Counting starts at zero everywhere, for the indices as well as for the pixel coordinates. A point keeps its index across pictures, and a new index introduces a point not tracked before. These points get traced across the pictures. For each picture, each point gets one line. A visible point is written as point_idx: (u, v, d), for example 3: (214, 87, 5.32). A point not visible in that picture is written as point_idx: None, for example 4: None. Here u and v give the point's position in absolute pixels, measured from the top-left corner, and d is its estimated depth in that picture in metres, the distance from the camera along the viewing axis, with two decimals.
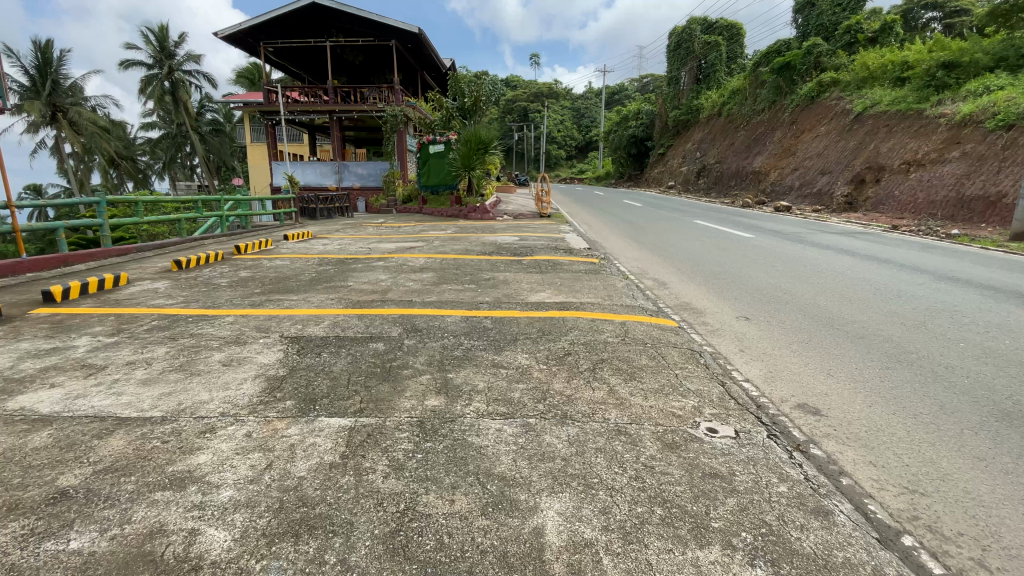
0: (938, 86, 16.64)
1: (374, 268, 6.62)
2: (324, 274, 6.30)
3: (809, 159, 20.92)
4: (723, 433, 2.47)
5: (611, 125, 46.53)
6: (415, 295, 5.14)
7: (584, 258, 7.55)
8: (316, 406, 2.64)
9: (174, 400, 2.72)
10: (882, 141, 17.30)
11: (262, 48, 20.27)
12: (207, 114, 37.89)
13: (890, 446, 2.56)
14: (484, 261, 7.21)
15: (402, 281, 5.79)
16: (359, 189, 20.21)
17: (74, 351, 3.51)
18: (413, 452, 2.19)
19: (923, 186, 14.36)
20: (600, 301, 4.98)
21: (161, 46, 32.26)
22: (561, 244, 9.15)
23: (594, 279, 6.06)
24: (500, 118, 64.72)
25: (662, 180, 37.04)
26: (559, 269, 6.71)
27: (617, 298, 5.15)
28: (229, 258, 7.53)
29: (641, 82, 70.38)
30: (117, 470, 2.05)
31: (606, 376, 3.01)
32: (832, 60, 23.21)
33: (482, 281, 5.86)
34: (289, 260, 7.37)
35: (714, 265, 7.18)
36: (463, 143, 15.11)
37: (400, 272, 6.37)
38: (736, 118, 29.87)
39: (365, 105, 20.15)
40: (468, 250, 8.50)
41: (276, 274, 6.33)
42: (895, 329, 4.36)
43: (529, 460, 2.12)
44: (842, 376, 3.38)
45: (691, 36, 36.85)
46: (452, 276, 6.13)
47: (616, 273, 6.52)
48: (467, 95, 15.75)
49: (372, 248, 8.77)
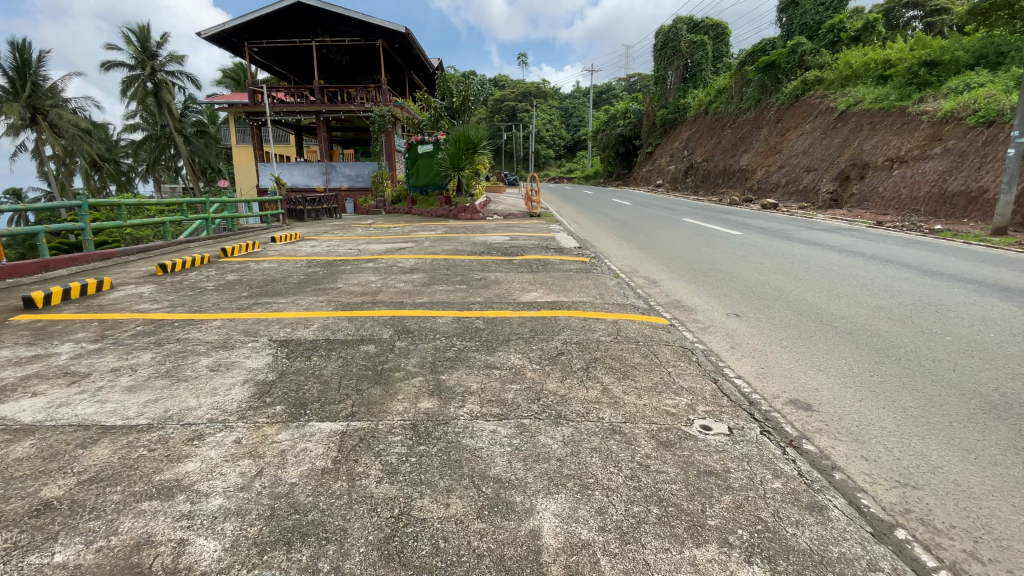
0: (920, 84, 16.94)
1: (364, 270, 6.57)
2: (313, 276, 6.23)
3: (795, 156, 21.16)
4: (716, 430, 2.47)
5: (599, 125, 46.81)
6: (406, 296, 5.11)
7: (575, 257, 7.56)
8: (307, 410, 2.60)
9: (160, 407, 2.68)
10: (866, 139, 17.56)
11: (247, 48, 20.04)
12: (191, 116, 37.59)
13: (882, 440, 2.58)
14: (475, 261, 7.19)
15: (392, 282, 5.76)
16: (347, 190, 20.06)
17: (57, 358, 3.43)
18: (406, 456, 2.16)
19: (907, 183, 14.62)
20: (591, 300, 4.97)
21: (143, 46, 31.79)
22: (551, 243, 9.15)
23: (583, 277, 6.08)
24: (488, 119, 64.81)
25: (650, 179, 37.26)
26: (550, 268, 6.71)
27: (608, 296, 5.14)
28: (216, 261, 7.42)
29: (628, 82, 70.95)
30: (102, 480, 2.00)
31: (599, 375, 3.01)
32: (815, 58, 23.55)
33: (473, 281, 5.83)
34: (276, 262, 7.28)
35: (703, 263, 7.20)
36: (451, 142, 15.02)
37: (390, 273, 6.32)
38: (723, 116, 30.15)
39: (353, 106, 20.01)
40: (458, 250, 8.50)
41: (264, 277, 6.26)
42: (884, 323, 4.41)
43: (524, 462, 2.10)
44: (832, 371, 3.41)
45: (677, 36, 37.15)
46: (443, 276, 6.10)
47: (606, 272, 6.51)
48: (456, 95, 15.71)
49: (361, 249, 8.69)
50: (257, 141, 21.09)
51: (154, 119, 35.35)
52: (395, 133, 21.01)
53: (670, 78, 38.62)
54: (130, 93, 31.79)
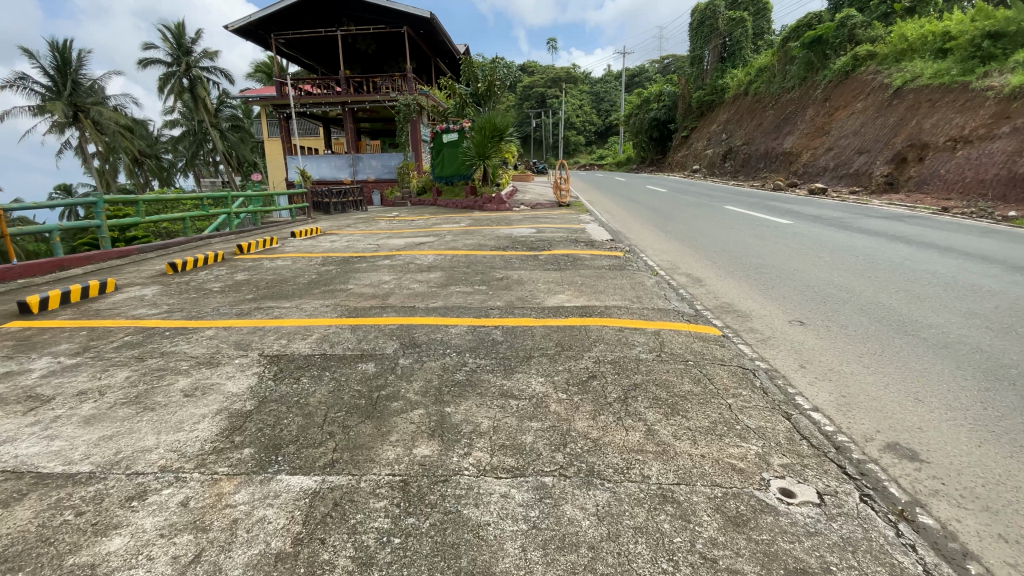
0: (984, 58, 15.52)
1: (378, 268, 6.10)
2: (325, 275, 5.80)
3: (845, 137, 19.68)
4: (800, 498, 1.86)
5: (632, 109, 45.35)
6: (419, 299, 4.58)
7: (607, 252, 6.92)
8: (279, 456, 2.13)
9: (112, 448, 2.29)
10: (925, 118, 16.11)
11: (274, 40, 19.93)
12: (225, 110, 38.31)
13: (1021, 509, 1.92)
14: (499, 257, 6.63)
15: (406, 283, 5.25)
16: (374, 182, 19.83)
17: (26, 378, 3.10)
18: (388, 535, 1.64)
19: (971, 164, 13.27)
20: (626, 305, 4.34)
21: (178, 42, 32.36)
22: (581, 235, 8.49)
23: (617, 275, 5.47)
24: (517, 106, 63.99)
25: (686, 164, 35.78)
26: (579, 265, 6.08)
27: (646, 300, 4.49)
28: (230, 258, 7.13)
29: (662, 64, 68.72)
30: (4, 563, 1.62)
31: (642, 411, 2.41)
32: (867, 31, 21.81)
33: (494, 281, 5.26)
34: (290, 259, 6.91)
35: (754, 258, 6.43)
36: (476, 130, 14.44)
37: (406, 272, 5.83)
38: (765, 97, 28.49)
39: (379, 96, 19.68)
40: (482, 244, 7.95)
41: (274, 276, 5.87)
42: (983, 334, 3.64)
43: (544, 551, 1.56)
44: (933, 403, 2.71)
45: (715, 13, 35.37)
46: (461, 275, 5.58)
47: (644, 269, 5.84)
48: (480, 80, 15.14)
49: (380, 244, 8.25)
50: (285, 134, 21.02)
51: (191, 115, 36.15)
52: (421, 123, 20.58)
53: (707, 58, 36.81)
54: (167, 89, 32.59)
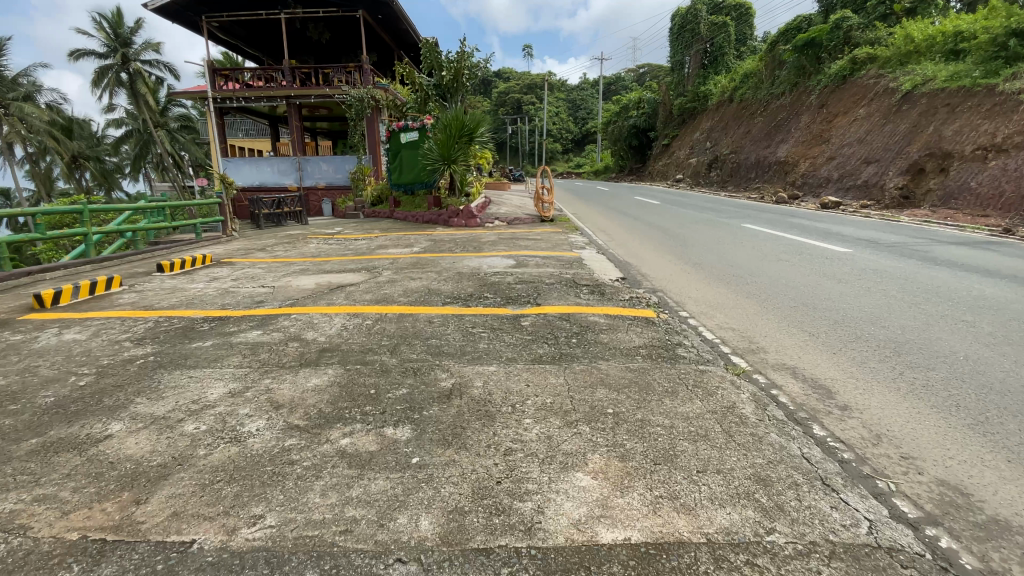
0: (1010, 58, 13.76)
1: (230, 355, 3.33)
2: (114, 379, 3.03)
3: (849, 146, 17.68)
4: None
5: (609, 116, 43.44)
6: (224, 500, 1.83)
7: (632, 311, 4.28)
8: None
9: None
10: (944, 123, 14.20)
11: (205, 23, 16.84)
12: (175, 109, 34.74)
13: None
14: (452, 322, 3.93)
15: (245, 413, 2.49)
16: (324, 189, 16.90)
17: None
18: None
19: (1013, 175, 11.37)
20: (756, 529, 1.67)
21: (115, 33, 28.73)
22: (581, 273, 5.87)
23: (674, 382, 2.80)
24: (491, 112, 61.82)
25: (668, 173, 33.89)
26: (597, 345, 3.43)
27: (792, 502, 1.82)
28: (12, 321, 4.34)
29: (637, 73, 67.97)
30: None
31: None
32: (866, 33, 20.08)
33: (428, 404, 2.52)
34: (102, 325, 4.11)
35: (870, 325, 3.95)
36: (440, 128, 11.75)
37: (271, 369, 3.06)
38: (752, 104, 26.74)
39: (328, 89, 16.82)
40: (432, 287, 5.25)
41: (22, 379, 3.10)
42: None
43: None
44: None
45: (697, 17, 33.55)
46: (371, 379, 2.85)
47: (711, 358, 3.25)
48: (446, 68, 12.36)
49: (278, 286, 5.44)
50: (221, 133, 17.94)
51: (135, 113, 32.50)
52: (379, 120, 17.82)
53: (688, 63, 35.03)
54: (103, 84, 28.97)
